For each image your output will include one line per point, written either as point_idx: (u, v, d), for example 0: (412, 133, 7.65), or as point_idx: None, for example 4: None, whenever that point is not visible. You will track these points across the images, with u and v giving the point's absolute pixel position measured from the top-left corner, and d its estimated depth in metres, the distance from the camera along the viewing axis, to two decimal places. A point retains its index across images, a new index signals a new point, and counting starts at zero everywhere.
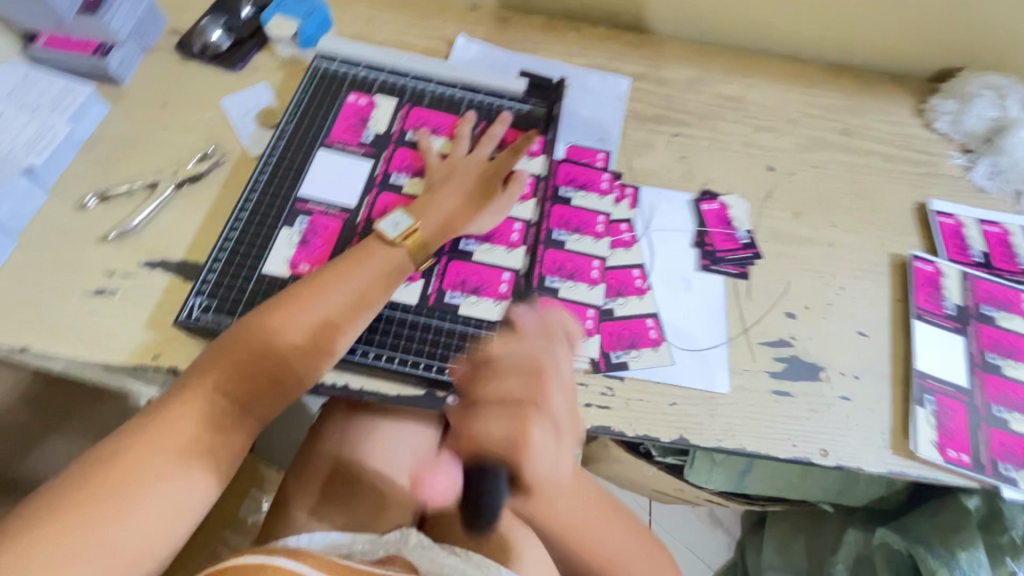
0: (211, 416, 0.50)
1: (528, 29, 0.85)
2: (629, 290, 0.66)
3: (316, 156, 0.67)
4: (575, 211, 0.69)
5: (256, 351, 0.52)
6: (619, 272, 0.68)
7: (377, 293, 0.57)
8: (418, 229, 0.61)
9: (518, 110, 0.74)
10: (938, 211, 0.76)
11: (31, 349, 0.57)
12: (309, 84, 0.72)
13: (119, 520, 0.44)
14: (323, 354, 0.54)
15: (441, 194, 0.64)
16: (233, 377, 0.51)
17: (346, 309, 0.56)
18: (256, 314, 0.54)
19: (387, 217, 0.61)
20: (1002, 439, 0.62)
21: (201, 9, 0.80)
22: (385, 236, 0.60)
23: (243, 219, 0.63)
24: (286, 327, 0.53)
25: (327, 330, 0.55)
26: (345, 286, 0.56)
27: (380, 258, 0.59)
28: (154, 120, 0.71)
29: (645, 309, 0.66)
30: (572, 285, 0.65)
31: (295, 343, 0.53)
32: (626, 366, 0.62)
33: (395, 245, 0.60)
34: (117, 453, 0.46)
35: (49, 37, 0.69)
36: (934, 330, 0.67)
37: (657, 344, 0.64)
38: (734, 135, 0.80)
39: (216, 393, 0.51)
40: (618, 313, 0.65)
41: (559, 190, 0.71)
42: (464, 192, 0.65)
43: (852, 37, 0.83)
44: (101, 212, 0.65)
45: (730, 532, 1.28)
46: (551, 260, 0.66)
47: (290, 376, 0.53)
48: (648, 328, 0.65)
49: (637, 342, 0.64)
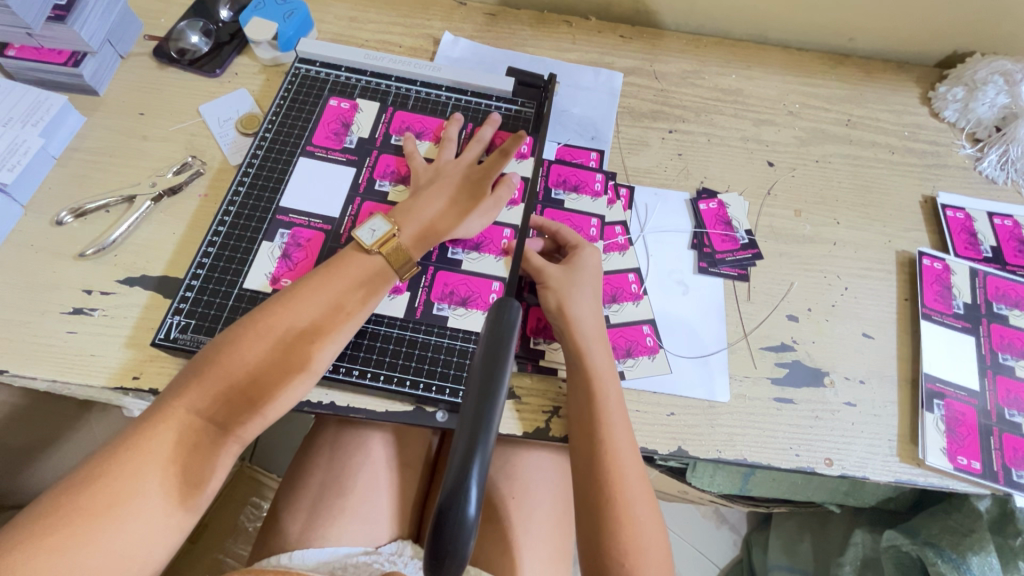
0: (188, 438, 0.47)
1: (517, 24, 0.82)
2: (624, 296, 0.64)
3: (297, 164, 0.65)
4: (567, 214, 0.67)
5: (233, 366, 0.50)
6: (613, 277, 0.65)
7: (356, 304, 0.55)
8: (396, 237, 0.58)
9: (506, 110, 0.72)
10: (946, 205, 0.73)
11: (8, 371, 0.55)
12: (289, 89, 0.70)
13: (89, 549, 0.42)
14: (303, 368, 0.52)
15: (424, 200, 0.61)
16: (210, 399, 0.49)
17: (325, 321, 0.54)
18: (231, 331, 0.52)
19: (364, 224, 0.59)
20: (1015, 443, 0.59)
21: (179, 13, 0.77)
22: (362, 245, 0.57)
23: (222, 232, 0.61)
24: (263, 345, 0.51)
25: (306, 345, 0.52)
26: (322, 298, 0.54)
27: (359, 267, 0.56)
28: (131, 130, 0.69)
29: (641, 316, 0.63)
30: None
31: (274, 357, 0.51)
32: (622, 376, 0.60)
33: (373, 255, 0.57)
34: (87, 477, 0.44)
35: (20, 46, 0.67)
36: (943, 331, 0.64)
37: (654, 352, 0.62)
38: (731, 130, 0.77)
39: (193, 414, 0.48)
40: (612, 320, 0.63)
41: (550, 193, 0.68)
42: (449, 197, 0.61)
43: (855, 25, 0.79)
44: (77, 228, 0.63)
45: (736, 529, 1.22)
46: None
47: (269, 392, 0.51)
48: (645, 335, 0.62)
49: (633, 350, 0.61)
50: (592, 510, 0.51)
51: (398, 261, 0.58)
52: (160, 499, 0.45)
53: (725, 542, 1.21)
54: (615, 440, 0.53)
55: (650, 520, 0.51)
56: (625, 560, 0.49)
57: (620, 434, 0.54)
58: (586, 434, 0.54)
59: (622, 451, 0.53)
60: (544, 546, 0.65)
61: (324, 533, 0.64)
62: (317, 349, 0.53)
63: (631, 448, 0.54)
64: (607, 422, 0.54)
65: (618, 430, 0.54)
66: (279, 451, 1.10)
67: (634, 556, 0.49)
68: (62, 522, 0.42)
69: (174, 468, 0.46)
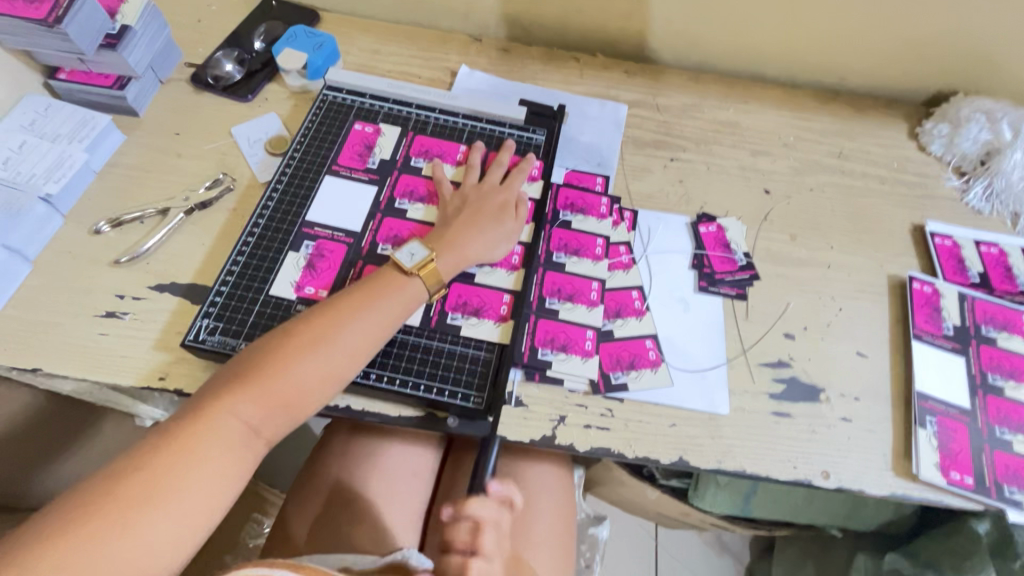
0: (224, 437, 0.50)
1: (529, 59, 0.88)
2: (628, 311, 0.67)
3: (322, 181, 0.70)
4: (574, 234, 0.71)
5: (272, 368, 0.53)
6: (618, 293, 0.68)
7: (390, 318, 0.58)
8: (433, 261, 0.62)
9: (518, 137, 0.77)
10: (935, 233, 0.77)
11: (42, 370, 0.58)
12: (317, 113, 0.75)
13: (122, 545, 0.44)
14: (336, 376, 0.55)
15: (455, 222, 0.66)
16: (249, 401, 0.52)
17: (362, 333, 0.57)
18: (271, 337, 0.55)
19: (404, 246, 0.63)
20: (1006, 460, 0.61)
21: (215, 43, 0.83)
22: (401, 266, 0.61)
23: (250, 243, 0.65)
24: (301, 353, 0.54)
25: (341, 353, 0.55)
26: (360, 311, 0.57)
27: (394, 284, 0.60)
28: (166, 149, 0.74)
29: (644, 330, 0.66)
30: (571, 306, 0.66)
31: (311, 365, 0.54)
32: (626, 388, 0.63)
33: (411, 276, 0.61)
34: (125, 476, 0.46)
35: (70, 71, 0.73)
36: (934, 351, 0.67)
37: (656, 365, 0.64)
38: (730, 159, 0.81)
39: (232, 414, 0.51)
40: (617, 334, 0.65)
41: (558, 214, 0.72)
42: (475, 220, 0.66)
43: (845, 64, 0.85)
44: (113, 237, 0.67)
45: (739, 558, 1.21)
46: (551, 281, 0.67)
47: (303, 396, 0.54)
48: (647, 349, 0.65)
49: (636, 362, 0.64)
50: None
51: (436, 288, 0.62)
52: (194, 502, 0.47)
53: (727, 570, 1.20)
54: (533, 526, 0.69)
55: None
56: None
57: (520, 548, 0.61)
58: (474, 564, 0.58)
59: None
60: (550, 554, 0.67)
61: (334, 539, 0.66)
62: (347, 359, 0.56)
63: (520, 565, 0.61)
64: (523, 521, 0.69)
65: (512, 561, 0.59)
66: (284, 466, 1.12)
67: None
68: (100, 516, 0.44)
69: (206, 467, 0.49)
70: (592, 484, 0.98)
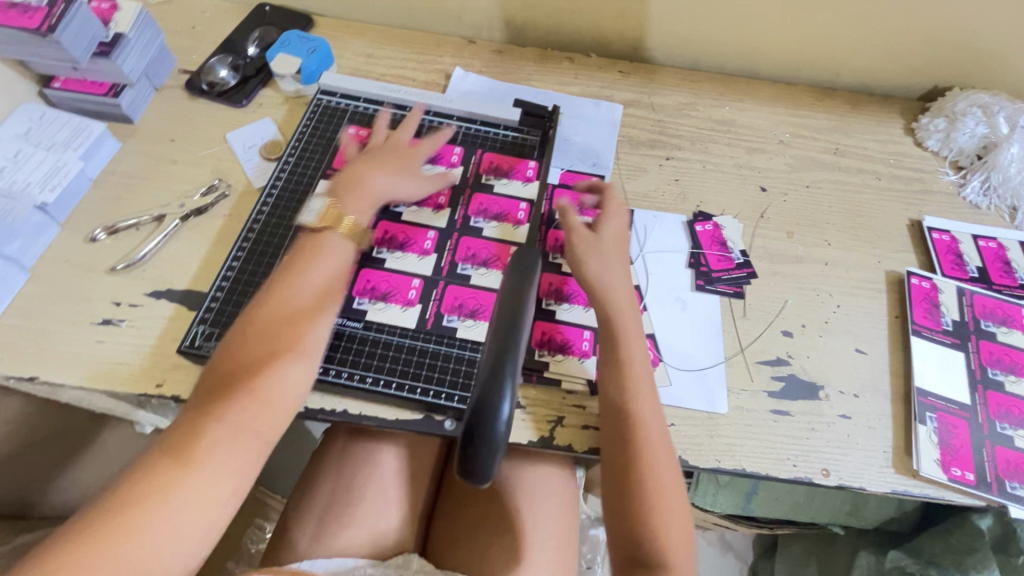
0: (211, 437, 0.48)
1: (523, 60, 0.88)
2: (583, 298, 0.67)
3: (321, 186, 0.70)
4: None
5: (236, 364, 0.52)
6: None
7: (338, 289, 0.59)
8: (337, 212, 0.63)
9: (512, 138, 0.77)
10: (932, 228, 0.76)
11: (39, 378, 0.58)
12: (311, 118, 0.75)
13: (124, 548, 0.43)
14: (300, 349, 0.54)
15: (350, 172, 0.66)
16: (224, 400, 0.50)
17: (316, 306, 0.57)
18: (245, 334, 0.54)
19: (306, 208, 0.64)
20: (1008, 455, 0.61)
21: (209, 50, 0.84)
22: (309, 224, 0.62)
23: (246, 248, 0.65)
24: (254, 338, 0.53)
25: (296, 326, 0.55)
26: (308, 288, 0.58)
27: (335, 256, 0.61)
28: (162, 155, 0.74)
29: (588, 320, 0.66)
30: (568, 307, 0.66)
31: (267, 344, 0.53)
32: (547, 368, 0.63)
33: (318, 230, 0.62)
34: (129, 483, 0.45)
35: (64, 79, 0.73)
36: (933, 347, 0.67)
37: (586, 354, 0.64)
38: (725, 157, 0.81)
39: (209, 416, 0.49)
40: (561, 317, 0.65)
41: (557, 215, 0.72)
42: (382, 171, 0.67)
43: (839, 61, 0.85)
44: (109, 244, 0.67)
45: (742, 557, 1.21)
46: (547, 282, 0.67)
47: (278, 382, 0.52)
48: (584, 339, 0.64)
49: (567, 348, 0.64)
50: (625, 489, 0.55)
51: (354, 233, 0.63)
52: (203, 502, 0.46)
53: (731, 569, 1.19)
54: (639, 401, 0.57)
55: (677, 530, 0.54)
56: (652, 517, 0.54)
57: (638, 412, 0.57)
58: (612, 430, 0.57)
59: (669, 474, 0.55)
60: (551, 552, 0.67)
61: (336, 541, 0.66)
62: (308, 332, 0.56)
63: (674, 464, 0.56)
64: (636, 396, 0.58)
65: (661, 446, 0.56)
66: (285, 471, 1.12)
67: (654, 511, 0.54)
68: (110, 521, 0.43)
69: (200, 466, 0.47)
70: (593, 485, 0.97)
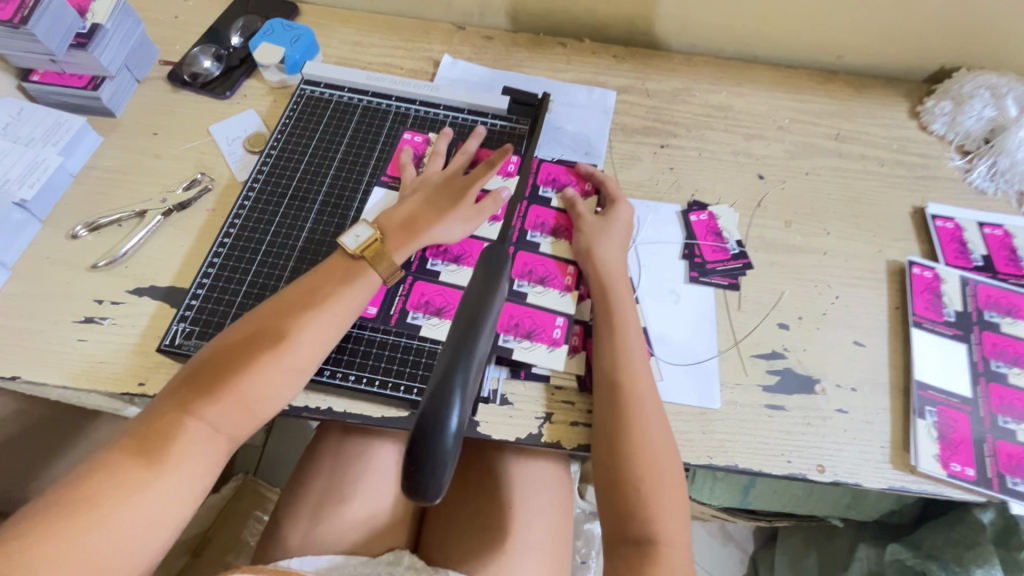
0: (178, 428, 0.49)
1: (513, 46, 0.86)
2: (553, 282, 0.65)
3: (373, 192, 0.68)
4: (553, 211, 0.70)
5: (221, 361, 0.52)
6: (550, 263, 0.66)
7: (331, 289, 0.57)
8: (379, 242, 0.61)
9: (501, 127, 0.75)
10: (936, 215, 0.74)
11: (21, 377, 0.58)
12: (294, 108, 0.74)
13: (86, 540, 0.44)
14: (281, 349, 0.53)
15: (411, 207, 0.64)
16: (198, 393, 0.51)
17: (305, 305, 0.56)
18: (223, 335, 0.54)
19: (350, 229, 0.62)
20: (1009, 450, 0.59)
21: (192, 39, 0.82)
22: (348, 249, 0.60)
23: (228, 243, 0.64)
24: (241, 335, 0.54)
25: (280, 325, 0.54)
26: (298, 286, 0.58)
27: (337, 261, 0.60)
28: (144, 149, 0.73)
29: (560, 307, 0.64)
30: (541, 290, 0.65)
31: (251, 342, 0.53)
32: (511, 353, 0.61)
33: (357, 258, 0.60)
34: (92, 476, 0.46)
35: (43, 72, 0.71)
36: (934, 339, 0.65)
37: (555, 343, 0.62)
38: (722, 144, 0.79)
39: (185, 409, 0.50)
40: (529, 299, 0.64)
41: (537, 190, 0.71)
42: (434, 205, 0.64)
43: (841, 42, 0.82)
44: (91, 241, 0.66)
45: (742, 547, 1.20)
46: (523, 262, 0.66)
47: (255, 383, 0.52)
48: (554, 326, 0.62)
49: (535, 334, 0.62)
50: (615, 454, 0.55)
51: (388, 270, 0.60)
52: (159, 507, 0.47)
53: (731, 560, 1.19)
54: (636, 364, 0.58)
55: (676, 546, 0.53)
56: (641, 485, 0.54)
57: (634, 374, 0.58)
58: (607, 442, 0.56)
59: (665, 487, 0.54)
60: (541, 550, 0.66)
61: (326, 538, 0.66)
62: (293, 332, 0.54)
63: (676, 478, 0.55)
64: (633, 358, 0.59)
65: (662, 457, 0.55)
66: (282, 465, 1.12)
67: (647, 480, 0.54)
68: (68, 524, 0.43)
69: (164, 458, 0.48)
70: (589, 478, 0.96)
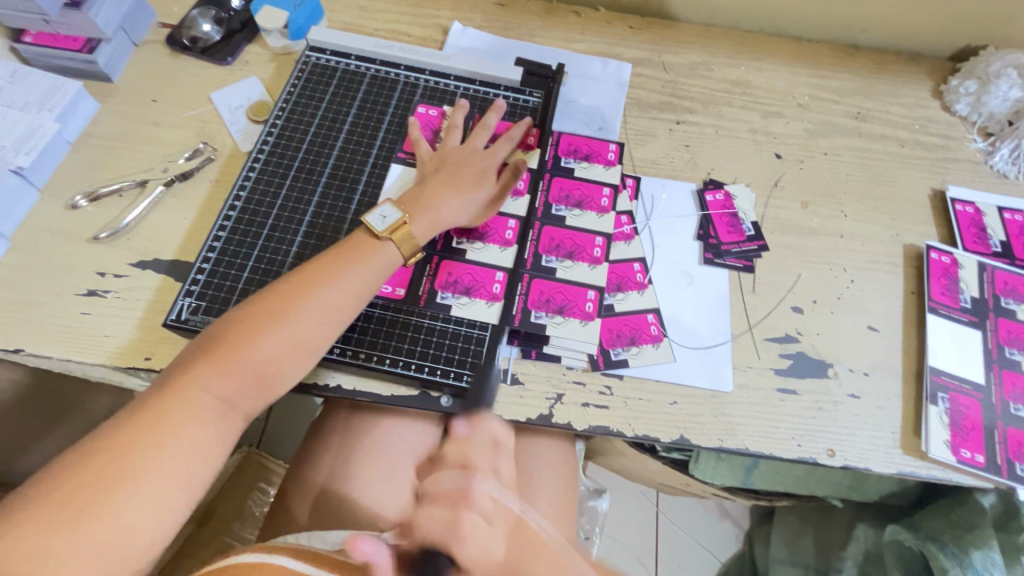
0: (193, 409, 0.49)
1: (526, 14, 0.82)
2: (581, 256, 0.64)
3: (393, 169, 0.66)
4: (577, 183, 0.68)
5: (236, 340, 0.51)
6: (579, 236, 0.65)
7: (348, 270, 0.56)
8: (406, 224, 0.59)
9: (514, 99, 0.72)
10: (956, 199, 0.72)
11: (24, 351, 0.57)
12: (299, 76, 0.71)
13: (96, 521, 0.43)
14: (300, 336, 0.53)
15: (431, 184, 0.62)
16: (215, 374, 0.50)
17: (323, 291, 0.54)
18: (233, 311, 0.53)
19: (375, 209, 0.60)
20: (1019, 437, 0.59)
21: (191, 1, 0.78)
22: (373, 230, 0.58)
23: (232, 218, 0.62)
24: (256, 316, 0.52)
25: (298, 310, 0.53)
26: (316, 266, 0.56)
27: (356, 242, 0.58)
28: (143, 117, 0.70)
29: (592, 280, 0.63)
30: (571, 264, 0.63)
31: (271, 325, 0.52)
32: (544, 330, 0.60)
33: (383, 240, 0.58)
34: (97, 455, 0.45)
35: (36, 34, 0.69)
36: (950, 325, 0.64)
37: (589, 318, 0.61)
38: (740, 122, 0.77)
39: (200, 388, 0.49)
40: (558, 274, 0.63)
41: (558, 162, 0.69)
42: (455, 181, 0.63)
43: (867, 17, 0.79)
44: (92, 212, 0.64)
45: (738, 523, 1.22)
46: (549, 237, 0.64)
47: (271, 364, 0.52)
48: (587, 300, 0.61)
49: (567, 309, 0.61)
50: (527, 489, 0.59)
51: (412, 250, 0.59)
52: (169, 488, 0.46)
53: (727, 535, 1.20)
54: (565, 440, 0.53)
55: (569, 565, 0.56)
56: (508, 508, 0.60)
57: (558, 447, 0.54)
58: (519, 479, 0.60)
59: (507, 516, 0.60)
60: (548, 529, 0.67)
61: (332, 515, 0.65)
62: (310, 315, 0.53)
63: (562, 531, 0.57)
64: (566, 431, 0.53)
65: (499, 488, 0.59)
66: (288, 436, 1.12)
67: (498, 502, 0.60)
68: (78, 505, 0.43)
69: (183, 439, 0.47)
70: (590, 456, 0.96)
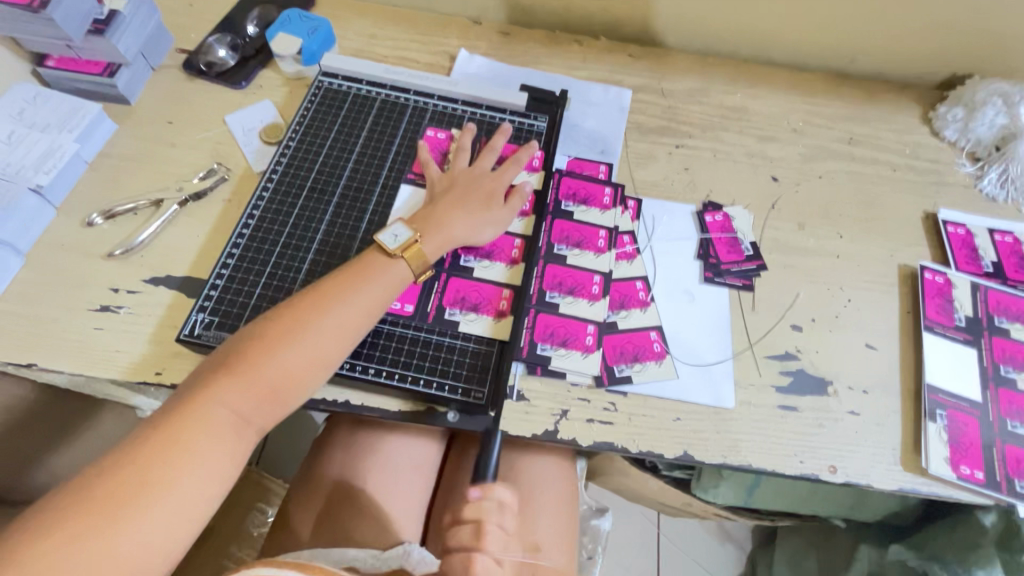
0: (212, 426, 0.49)
1: (530, 42, 0.85)
2: (582, 292, 0.64)
3: (402, 190, 0.68)
4: (576, 225, 0.68)
5: (254, 356, 0.52)
6: (579, 273, 0.65)
7: (364, 289, 0.57)
8: (418, 243, 0.61)
9: (519, 123, 0.75)
10: (948, 221, 0.75)
11: (37, 365, 0.58)
12: (312, 100, 0.73)
13: (114, 536, 0.43)
14: (317, 353, 0.54)
15: (440, 204, 0.64)
16: (233, 390, 0.51)
17: (340, 310, 0.56)
18: (253, 325, 0.54)
19: (387, 229, 0.61)
20: (1018, 454, 0.60)
21: (207, 27, 0.81)
22: (385, 248, 0.60)
23: (246, 235, 0.64)
24: (273, 333, 0.53)
25: (315, 327, 0.54)
26: (334, 285, 0.57)
27: (371, 262, 0.59)
28: (159, 138, 0.72)
29: (593, 315, 0.63)
30: (573, 300, 0.64)
31: (289, 341, 0.53)
32: (551, 361, 0.61)
33: (395, 258, 0.60)
34: (116, 469, 0.45)
35: (58, 58, 0.71)
36: (946, 343, 0.66)
37: (589, 350, 0.62)
38: (737, 146, 0.79)
39: (218, 404, 0.50)
40: (561, 309, 0.63)
41: (560, 205, 0.70)
42: (464, 202, 0.65)
43: (857, 47, 0.82)
44: (107, 229, 0.65)
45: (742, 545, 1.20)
46: (551, 274, 0.65)
47: (288, 380, 0.53)
48: (587, 333, 0.62)
49: (570, 341, 0.62)
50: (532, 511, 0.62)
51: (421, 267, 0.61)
52: (185, 502, 0.47)
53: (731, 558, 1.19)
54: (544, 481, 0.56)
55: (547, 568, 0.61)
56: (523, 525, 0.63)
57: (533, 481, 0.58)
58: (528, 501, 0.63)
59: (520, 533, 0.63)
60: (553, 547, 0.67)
61: (336, 533, 0.65)
62: (328, 333, 0.55)
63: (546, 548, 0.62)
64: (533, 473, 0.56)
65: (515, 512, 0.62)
66: (289, 454, 1.12)
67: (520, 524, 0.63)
68: (95, 520, 0.43)
69: (202, 456, 0.48)
70: (593, 475, 0.96)
